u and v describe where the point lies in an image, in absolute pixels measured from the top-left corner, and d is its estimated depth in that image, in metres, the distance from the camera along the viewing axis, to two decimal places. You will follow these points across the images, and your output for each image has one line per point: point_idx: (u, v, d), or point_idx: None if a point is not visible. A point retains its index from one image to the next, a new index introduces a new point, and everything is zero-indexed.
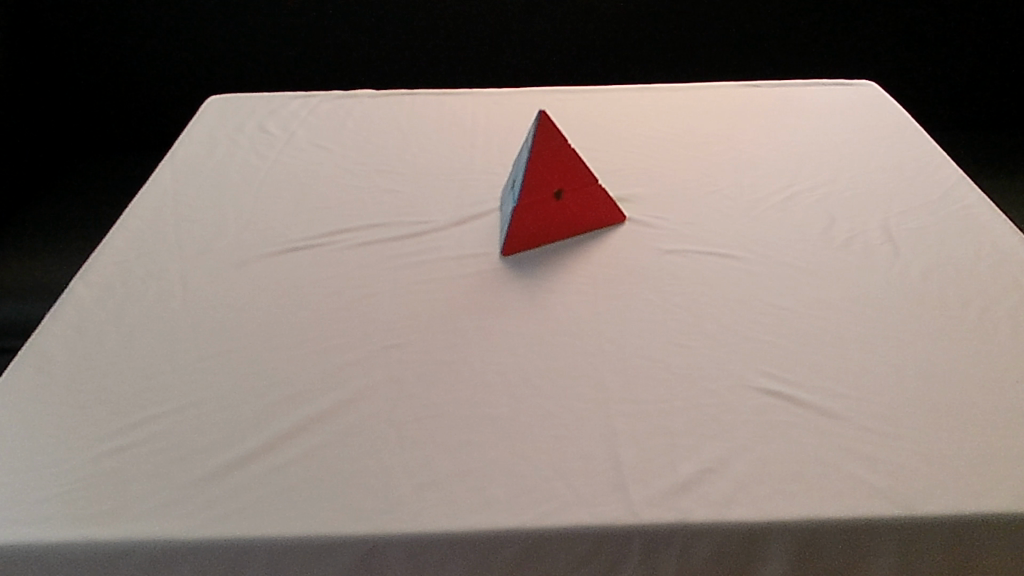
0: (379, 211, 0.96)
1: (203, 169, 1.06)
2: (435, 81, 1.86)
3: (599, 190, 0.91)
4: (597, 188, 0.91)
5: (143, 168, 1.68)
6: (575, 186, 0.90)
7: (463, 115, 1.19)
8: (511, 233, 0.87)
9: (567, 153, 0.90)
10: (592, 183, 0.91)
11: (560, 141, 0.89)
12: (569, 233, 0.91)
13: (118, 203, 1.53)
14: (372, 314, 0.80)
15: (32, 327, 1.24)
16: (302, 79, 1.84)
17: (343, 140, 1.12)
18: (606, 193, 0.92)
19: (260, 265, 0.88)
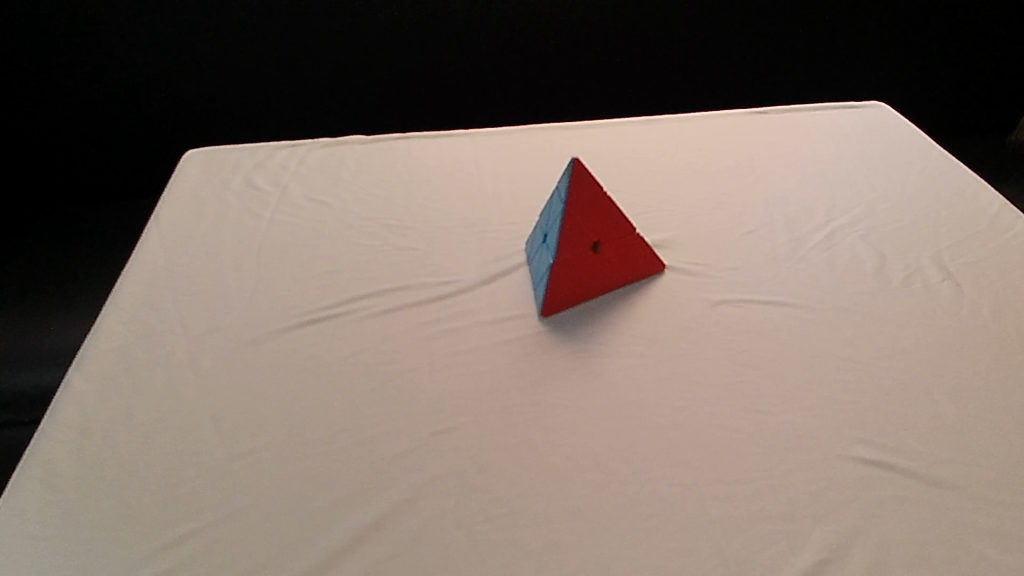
0: (397, 272, 0.89)
1: (195, 233, 0.98)
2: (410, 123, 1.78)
3: (638, 238, 0.85)
4: (635, 237, 0.84)
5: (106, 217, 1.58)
6: (613, 237, 0.84)
7: (465, 159, 1.12)
8: (549, 293, 0.81)
9: (604, 202, 0.83)
10: (630, 233, 0.84)
11: (597, 190, 0.82)
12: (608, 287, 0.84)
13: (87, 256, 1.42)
14: (414, 393, 0.73)
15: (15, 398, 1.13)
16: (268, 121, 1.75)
17: (341, 193, 1.05)
18: (645, 240, 0.86)
19: (278, 343, 0.80)
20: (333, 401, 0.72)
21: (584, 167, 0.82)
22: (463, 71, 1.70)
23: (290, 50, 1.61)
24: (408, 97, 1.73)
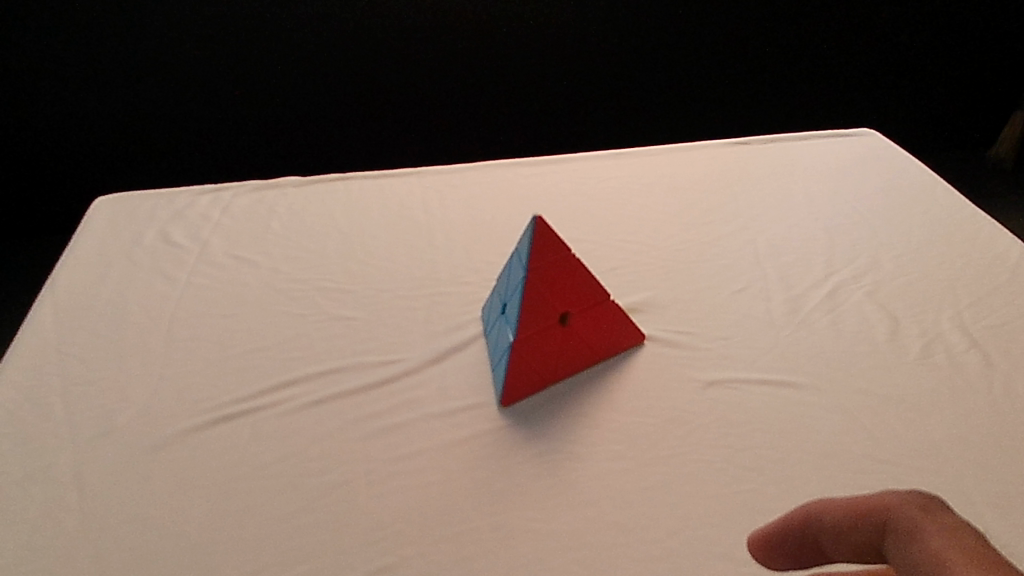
0: (331, 352, 0.75)
1: (96, 302, 0.84)
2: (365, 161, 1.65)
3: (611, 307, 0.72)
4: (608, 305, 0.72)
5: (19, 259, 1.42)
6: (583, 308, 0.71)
7: (412, 203, 0.98)
8: (509, 378, 0.68)
9: (573, 267, 0.70)
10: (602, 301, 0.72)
11: (563, 254, 0.69)
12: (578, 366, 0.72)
13: None
14: (347, 516, 0.60)
15: None
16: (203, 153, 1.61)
17: (269, 248, 0.91)
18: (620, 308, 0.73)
19: (184, 446, 0.66)
20: (248, 529, 0.59)
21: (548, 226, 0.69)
22: (414, 97, 1.56)
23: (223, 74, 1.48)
24: (354, 126, 1.59)
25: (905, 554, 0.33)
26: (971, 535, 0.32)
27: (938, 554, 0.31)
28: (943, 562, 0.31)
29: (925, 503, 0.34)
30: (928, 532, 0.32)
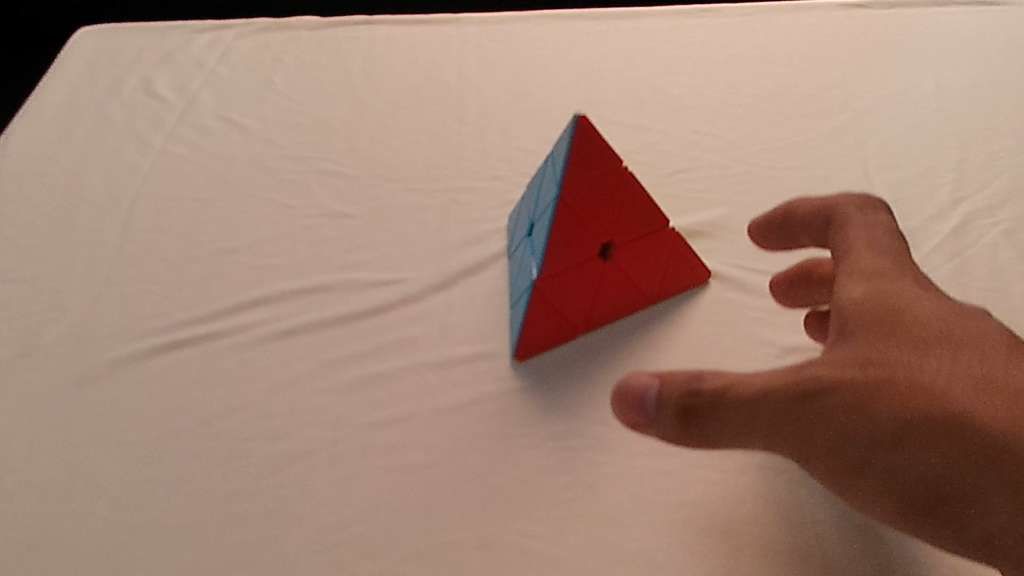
0: (317, 262, 0.61)
1: (49, 167, 0.69)
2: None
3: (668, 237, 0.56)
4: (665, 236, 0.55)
5: None
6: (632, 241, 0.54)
7: (445, 61, 0.81)
8: (527, 328, 0.53)
9: (625, 186, 0.53)
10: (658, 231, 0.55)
11: (612, 169, 0.52)
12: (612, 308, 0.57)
13: None
14: (301, 506, 0.47)
15: None
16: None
17: (266, 111, 0.75)
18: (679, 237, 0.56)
19: (117, 382, 0.53)
20: (175, 510, 0.47)
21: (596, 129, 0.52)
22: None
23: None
24: None
25: (840, 243, 0.46)
26: (887, 229, 0.46)
27: (857, 243, 0.45)
28: (859, 250, 0.45)
29: (864, 204, 0.48)
30: (857, 229, 0.46)
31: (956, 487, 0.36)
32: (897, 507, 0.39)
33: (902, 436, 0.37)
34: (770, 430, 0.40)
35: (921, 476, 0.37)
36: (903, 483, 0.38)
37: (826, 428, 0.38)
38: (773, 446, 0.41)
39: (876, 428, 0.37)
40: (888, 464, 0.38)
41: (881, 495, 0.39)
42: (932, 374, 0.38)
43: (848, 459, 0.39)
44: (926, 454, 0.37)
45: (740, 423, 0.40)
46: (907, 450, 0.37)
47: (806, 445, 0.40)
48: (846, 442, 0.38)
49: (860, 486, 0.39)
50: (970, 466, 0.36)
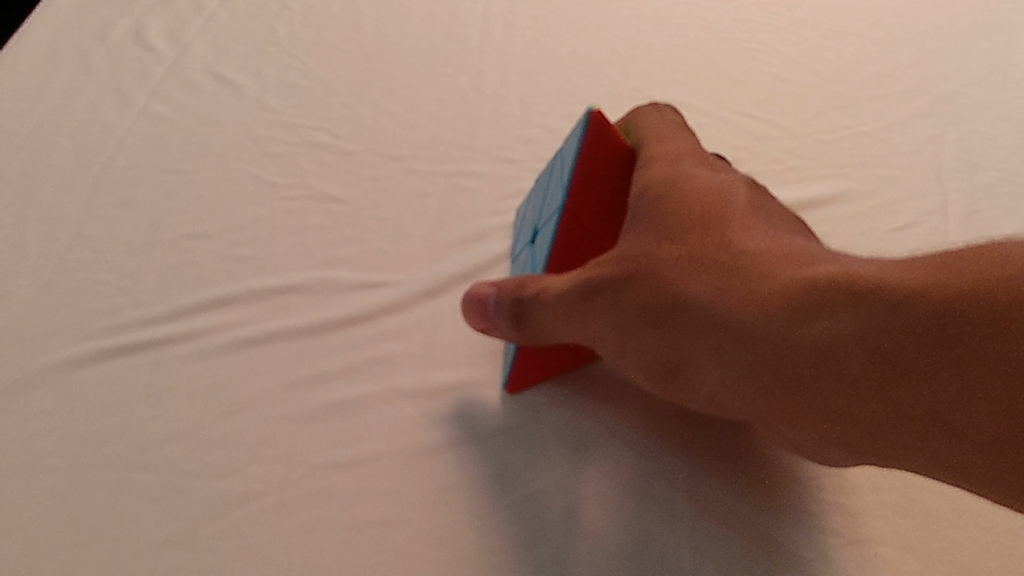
0: (297, 253, 0.54)
1: (18, 122, 0.63)
2: None
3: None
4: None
5: None
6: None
7: (468, 14, 0.72)
8: (524, 360, 0.45)
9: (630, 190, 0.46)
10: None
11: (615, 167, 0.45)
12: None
13: None
14: (239, 560, 0.40)
15: None
16: None
17: (264, 67, 0.68)
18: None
19: (53, 391, 0.47)
20: (97, 555, 0.41)
21: (605, 129, 0.44)
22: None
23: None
24: None
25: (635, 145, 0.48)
26: (672, 126, 0.48)
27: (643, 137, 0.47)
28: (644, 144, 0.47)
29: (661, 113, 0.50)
30: (645, 129, 0.48)
31: (699, 355, 0.36)
32: (675, 378, 0.39)
33: (644, 315, 0.38)
34: (555, 325, 0.41)
35: (668, 347, 0.38)
36: (660, 353, 0.38)
37: (593, 313, 0.40)
38: (571, 340, 0.42)
39: (623, 301, 0.39)
40: (645, 340, 0.38)
41: (657, 371, 0.39)
42: (669, 246, 0.38)
43: (616, 338, 0.40)
44: (666, 329, 0.37)
45: (537, 320, 0.42)
46: (649, 322, 0.38)
47: (587, 330, 0.41)
48: (606, 322, 0.39)
49: (639, 367, 0.40)
50: (705, 335, 0.35)
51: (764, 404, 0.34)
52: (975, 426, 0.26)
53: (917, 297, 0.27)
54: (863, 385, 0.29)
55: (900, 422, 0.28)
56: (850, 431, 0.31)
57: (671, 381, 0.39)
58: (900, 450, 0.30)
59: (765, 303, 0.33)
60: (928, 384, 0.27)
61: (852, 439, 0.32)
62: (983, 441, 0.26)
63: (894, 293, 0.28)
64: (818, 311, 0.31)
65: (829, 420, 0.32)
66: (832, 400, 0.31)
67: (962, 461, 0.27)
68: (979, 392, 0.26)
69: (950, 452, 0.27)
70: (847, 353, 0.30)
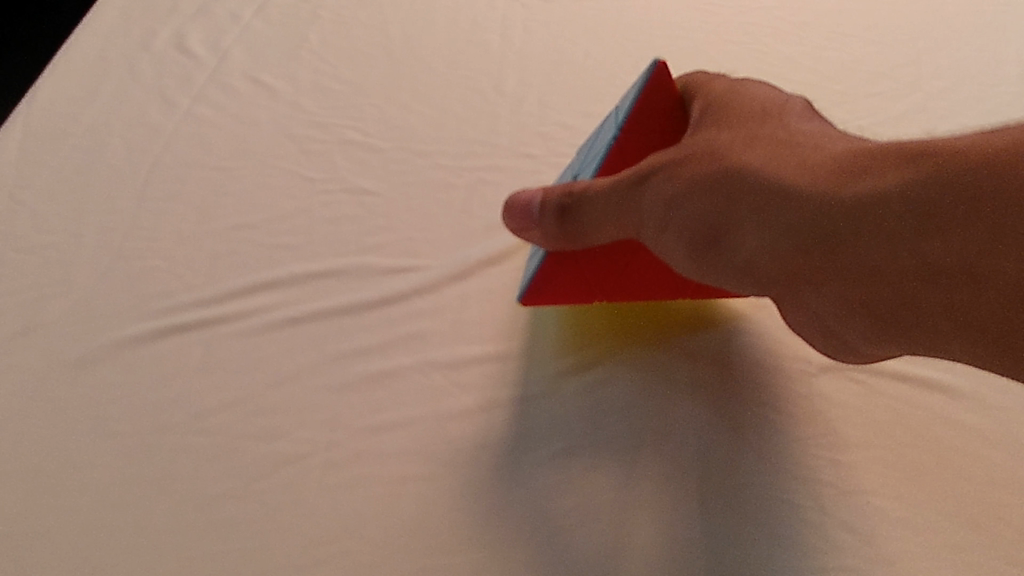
0: (333, 240, 0.58)
1: (73, 126, 0.68)
2: None
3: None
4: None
5: None
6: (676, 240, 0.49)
7: (487, 22, 0.77)
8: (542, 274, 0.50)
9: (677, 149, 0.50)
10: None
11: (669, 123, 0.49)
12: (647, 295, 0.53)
13: None
14: (286, 512, 0.45)
15: None
16: None
17: (298, 72, 0.72)
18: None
19: (116, 367, 0.51)
20: (160, 509, 0.45)
21: (666, 85, 0.48)
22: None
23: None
24: None
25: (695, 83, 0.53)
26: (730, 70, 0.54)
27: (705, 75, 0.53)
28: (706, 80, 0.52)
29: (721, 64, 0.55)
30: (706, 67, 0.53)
31: (747, 221, 0.41)
32: (711, 255, 0.44)
33: (702, 187, 0.43)
34: (599, 209, 0.46)
35: (715, 216, 0.43)
36: (704, 224, 0.43)
37: (643, 191, 0.44)
38: (610, 233, 0.47)
39: (681, 177, 0.44)
40: (691, 211, 0.43)
41: (694, 247, 0.44)
42: (728, 145, 0.44)
43: (659, 215, 0.44)
44: (723, 199, 0.42)
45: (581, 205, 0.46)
46: (701, 194, 0.43)
47: (629, 212, 0.45)
48: (653, 202, 0.44)
49: (679, 249, 0.45)
50: (760, 200, 0.41)
51: (801, 263, 0.39)
52: (1012, 267, 0.31)
53: (966, 155, 0.33)
54: (902, 229, 0.35)
55: (929, 267, 0.34)
56: (883, 280, 0.36)
57: (706, 258, 0.44)
58: (920, 294, 0.35)
59: (825, 173, 0.39)
60: (968, 226, 0.32)
61: (872, 295, 0.37)
62: (1013, 277, 0.31)
63: (948, 154, 0.34)
64: (873, 173, 0.36)
65: (864, 274, 0.37)
66: (867, 250, 0.36)
67: (985, 311, 0.33)
68: (1015, 232, 0.31)
69: (973, 303, 0.33)
70: (891, 204, 0.35)
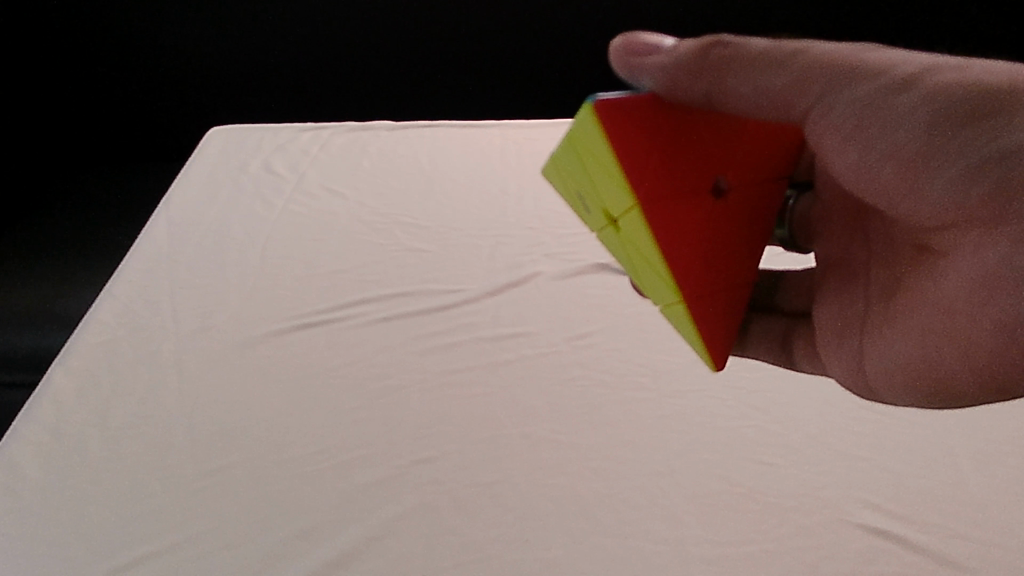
0: (403, 276, 0.85)
1: (203, 217, 0.95)
2: (470, 113, 1.65)
3: (739, 273, 0.49)
4: (734, 275, 0.49)
5: (143, 175, 1.50)
6: (717, 219, 0.46)
7: (491, 153, 1.07)
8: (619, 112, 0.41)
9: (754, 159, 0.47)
10: (739, 260, 0.49)
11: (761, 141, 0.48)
12: (626, 246, 0.48)
13: (122, 217, 1.37)
14: (401, 414, 0.69)
15: (41, 365, 1.08)
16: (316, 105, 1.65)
17: (359, 184, 1.01)
18: (744, 303, 0.51)
19: (268, 346, 0.76)
20: (315, 414, 0.69)
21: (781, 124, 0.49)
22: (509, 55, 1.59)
23: (319, 21, 1.54)
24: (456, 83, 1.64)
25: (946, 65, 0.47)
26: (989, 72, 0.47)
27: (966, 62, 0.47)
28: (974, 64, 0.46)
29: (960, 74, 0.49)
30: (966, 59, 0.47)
31: (974, 132, 0.43)
32: (942, 146, 0.44)
33: (933, 89, 0.44)
34: (828, 63, 0.45)
35: (932, 115, 0.44)
36: (955, 101, 0.43)
37: (886, 59, 0.45)
38: (770, 97, 0.46)
39: (934, 62, 0.45)
40: (949, 88, 0.44)
41: (924, 127, 0.44)
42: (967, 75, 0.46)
43: (901, 81, 0.45)
44: (954, 101, 0.43)
45: (796, 55, 0.46)
46: (974, 80, 0.43)
47: (860, 71, 0.45)
48: (874, 77, 0.45)
49: (872, 144, 0.46)
50: (991, 113, 0.43)
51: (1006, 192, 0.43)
52: None
53: None
54: None
55: None
56: None
57: (938, 142, 0.44)
58: None
59: None
60: None
61: None
62: None
63: None
64: None
65: None
66: None
67: None
68: None
69: None
70: None
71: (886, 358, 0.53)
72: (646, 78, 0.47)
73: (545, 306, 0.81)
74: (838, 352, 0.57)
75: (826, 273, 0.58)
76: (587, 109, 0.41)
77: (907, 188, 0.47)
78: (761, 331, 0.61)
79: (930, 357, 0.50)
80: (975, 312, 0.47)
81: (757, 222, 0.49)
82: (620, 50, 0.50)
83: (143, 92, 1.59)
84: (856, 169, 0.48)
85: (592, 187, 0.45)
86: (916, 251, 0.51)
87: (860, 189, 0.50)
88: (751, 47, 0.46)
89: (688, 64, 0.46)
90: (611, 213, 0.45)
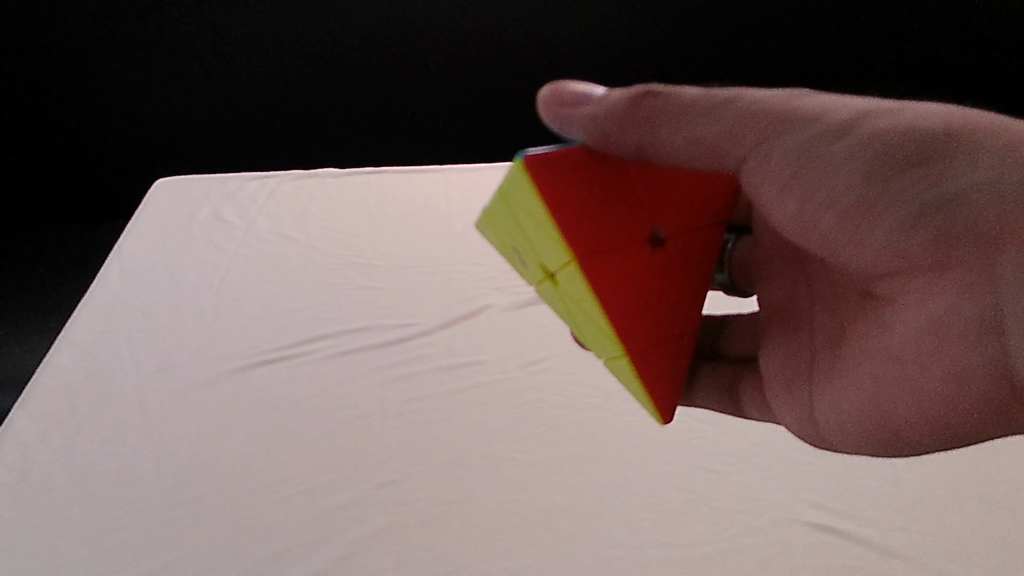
0: (357, 312, 0.88)
1: (155, 264, 0.97)
2: (403, 158, 1.70)
3: (682, 322, 0.50)
4: (676, 327, 0.50)
5: (84, 232, 1.50)
6: (655, 268, 0.47)
7: (435, 196, 1.10)
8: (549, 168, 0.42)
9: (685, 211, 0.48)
10: (678, 313, 0.50)
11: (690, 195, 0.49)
12: (564, 298, 0.49)
13: (65, 273, 1.36)
14: (364, 441, 0.71)
15: None
16: (257, 159, 1.68)
17: (309, 228, 1.04)
18: (685, 354, 0.52)
19: (229, 383, 0.78)
20: (281, 445, 0.71)
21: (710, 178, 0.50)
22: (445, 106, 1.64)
23: (257, 77, 1.58)
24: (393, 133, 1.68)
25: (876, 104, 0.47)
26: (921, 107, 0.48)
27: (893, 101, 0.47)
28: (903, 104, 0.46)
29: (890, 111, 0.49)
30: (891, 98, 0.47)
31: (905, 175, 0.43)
32: (879, 192, 0.44)
33: (861, 133, 0.44)
34: (760, 111, 0.46)
35: (863, 160, 0.44)
36: (887, 146, 0.44)
37: (817, 108, 0.46)
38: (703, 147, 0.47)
39: (865, 109, 0.45)
40: (878, 132, 0.44)
41: (857, 172, 0.45)
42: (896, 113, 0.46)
43: (834, 127, 0.45)
44: (881, 144, 0.44)
45: (727, 105, 0.47)
46: (902, 121, 0.44)
47: (791, 122, 0.46)
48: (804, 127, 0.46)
49: (813, 192, 0.47)
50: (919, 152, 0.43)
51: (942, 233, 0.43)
52: None
53: None
54: None
55: None
56: None
57: (873, 187, 0.45)
58: None
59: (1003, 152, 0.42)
60: None
61: None
62: None
63: None
64: None
65: None
66: None
67: None
68: None
69: None
70: None
71: (837, 407, 0.53)
72: (578, 130, 0.48)
73: (497, 335, 0.84)
74: (788, 402, 0.57)
75: (769, 324, 0.61)
76: (518, 165, 0.41)
77: (848, 236, 0.47)
78: (705, 385, 0.63)
79: (882, 406, 0.50)
80: (924, 357, 0.47)
81: (694, 274, 0.50)
82: (547, 104, 0.50)
83: (82, 152, 1.60)
84: (798, 219, 0.49)
85: (529, 243, 0.46)
86: (862, 297, 0.52)
87: (805, 239, 0.50)
88: (682, 99, 0.47)
89: (619, 116, 0.46)
90: (547, 268, 0.46)
